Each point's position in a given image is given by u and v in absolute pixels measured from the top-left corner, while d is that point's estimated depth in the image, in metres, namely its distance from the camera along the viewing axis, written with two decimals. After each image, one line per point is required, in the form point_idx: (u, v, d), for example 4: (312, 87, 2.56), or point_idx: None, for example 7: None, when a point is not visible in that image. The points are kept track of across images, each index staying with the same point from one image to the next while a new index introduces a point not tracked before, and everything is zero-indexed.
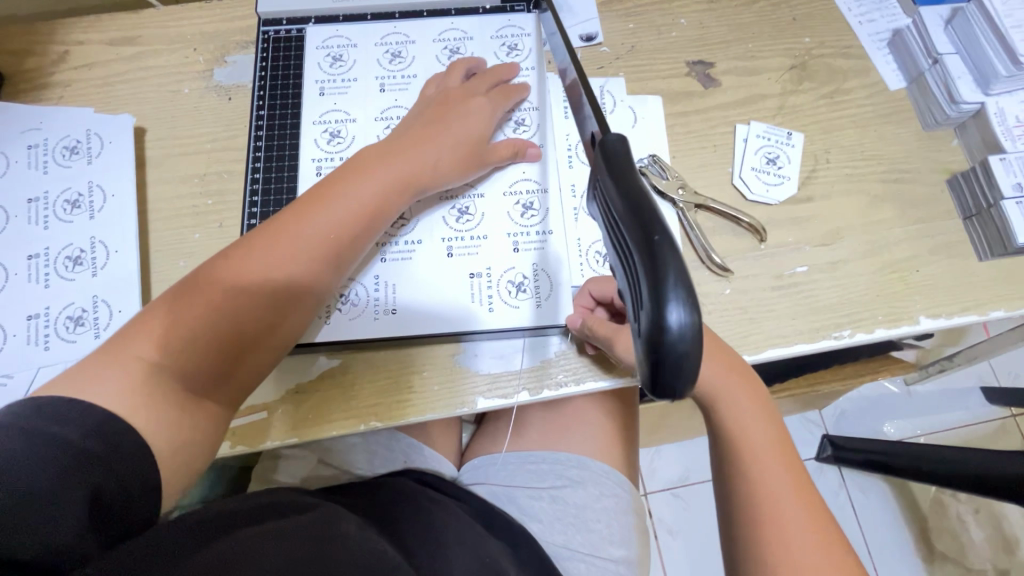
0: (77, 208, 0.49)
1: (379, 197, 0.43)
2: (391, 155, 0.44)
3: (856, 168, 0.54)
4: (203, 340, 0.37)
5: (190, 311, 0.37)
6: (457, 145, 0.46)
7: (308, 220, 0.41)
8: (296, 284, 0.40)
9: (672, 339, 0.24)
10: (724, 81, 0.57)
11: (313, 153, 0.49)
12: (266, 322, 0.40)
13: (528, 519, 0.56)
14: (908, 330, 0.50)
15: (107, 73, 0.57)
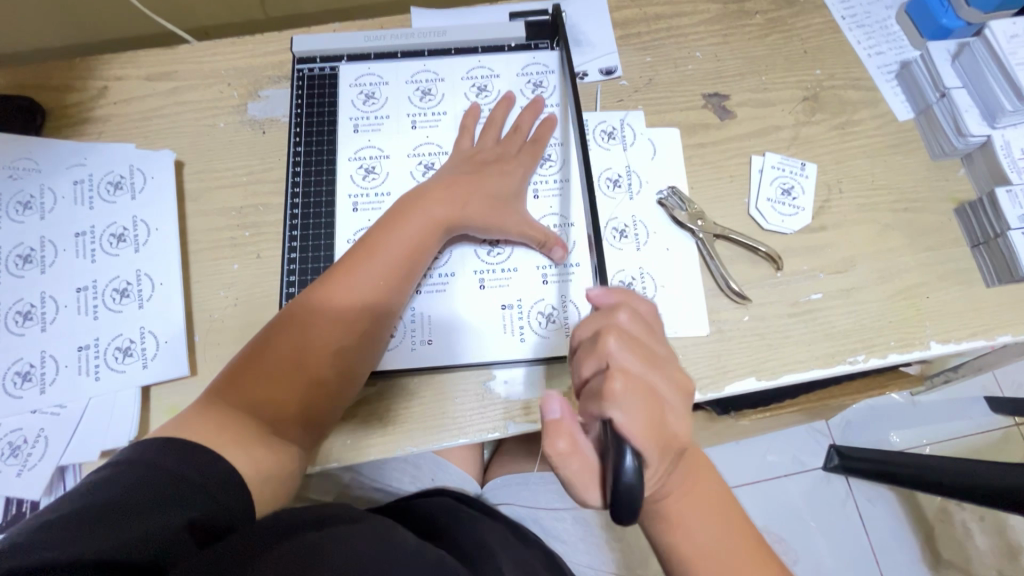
0: (123, 241, 0.52)
1: (420, 245, 0.46)
2: (431, 210, 0.47)
3: (867, 197, 0.57)
4: (274, 390, 0.42)
5: (262, 365, 0.42)
6: (490, 193, 0.49)
7: (359, 277, 0.44)
8: (351, 338, 0.44)
9: (626, 485, 0.30)
10: (739, 113, 0.60)
11: (349, 188, 0.52)
12: (326, 367, 0.43)
13: (551, 539, 0.60)
14: (919, 355, 0.52)
15: (145, 108, 0.59)
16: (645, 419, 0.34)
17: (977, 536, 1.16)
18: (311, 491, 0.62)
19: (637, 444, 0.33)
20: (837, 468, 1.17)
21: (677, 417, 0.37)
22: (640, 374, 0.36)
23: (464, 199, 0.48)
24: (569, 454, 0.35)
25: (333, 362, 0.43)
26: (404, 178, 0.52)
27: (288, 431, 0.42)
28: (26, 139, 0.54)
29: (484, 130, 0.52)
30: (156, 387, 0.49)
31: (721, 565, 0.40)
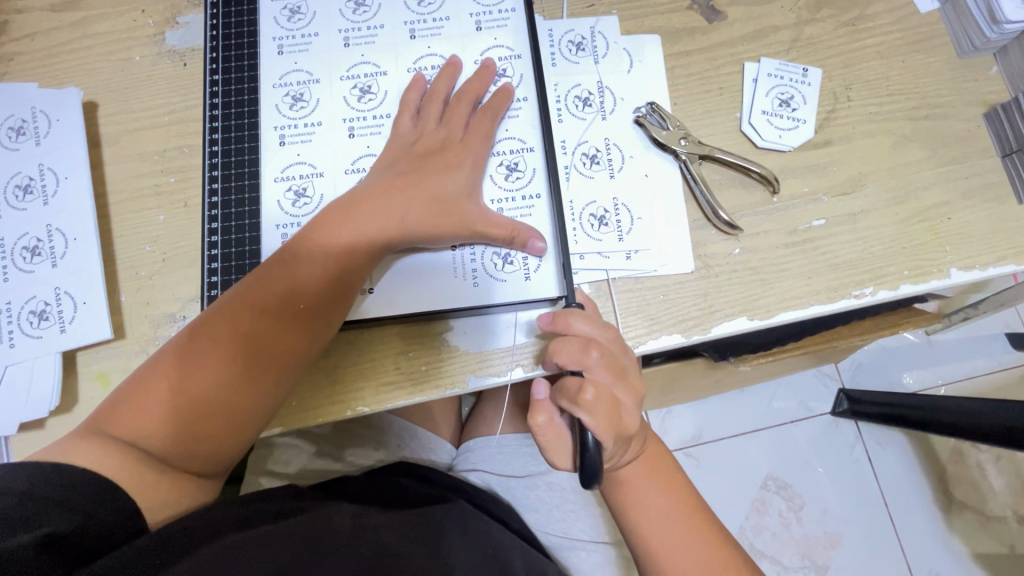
0: (30, 193, 0.46)
1: (347, 271, 0.40)
2: (362, 209, 0.40)
3: (881, 106, 0.49)
4: (177, 434, 0.37)
5: (161, 401, 0.37)
6: (431, 197, 0.41)
7: (279, 292, 0.39)
8: (265, 368, 0.39)
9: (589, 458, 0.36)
10: (730, 14, 0.51)
11: (274, 120, 0.45)
12: (241, 406, 0.39)
13: (523, 508, 0.56)
14: (936, 284, 0.45)
15: (51, 43, 0.52)
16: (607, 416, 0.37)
17: (992, 477, 1.12)
18: (272, 462, 0.58)
19: (601, 437, 0.37)
20: (846, 413, 1.12)
21: (630, 415, 0.39)
22: (605, 386, 0.38)
23: (402, 199, 0.41)
24: (547, 425, 0.39)
25: (242, 394, 0.39)
26: (336, 105, 0.45)
27: (189, 463, 0.38)
28: None
29: (435, 89, 0.44)
30: (80, 353, 0.44)
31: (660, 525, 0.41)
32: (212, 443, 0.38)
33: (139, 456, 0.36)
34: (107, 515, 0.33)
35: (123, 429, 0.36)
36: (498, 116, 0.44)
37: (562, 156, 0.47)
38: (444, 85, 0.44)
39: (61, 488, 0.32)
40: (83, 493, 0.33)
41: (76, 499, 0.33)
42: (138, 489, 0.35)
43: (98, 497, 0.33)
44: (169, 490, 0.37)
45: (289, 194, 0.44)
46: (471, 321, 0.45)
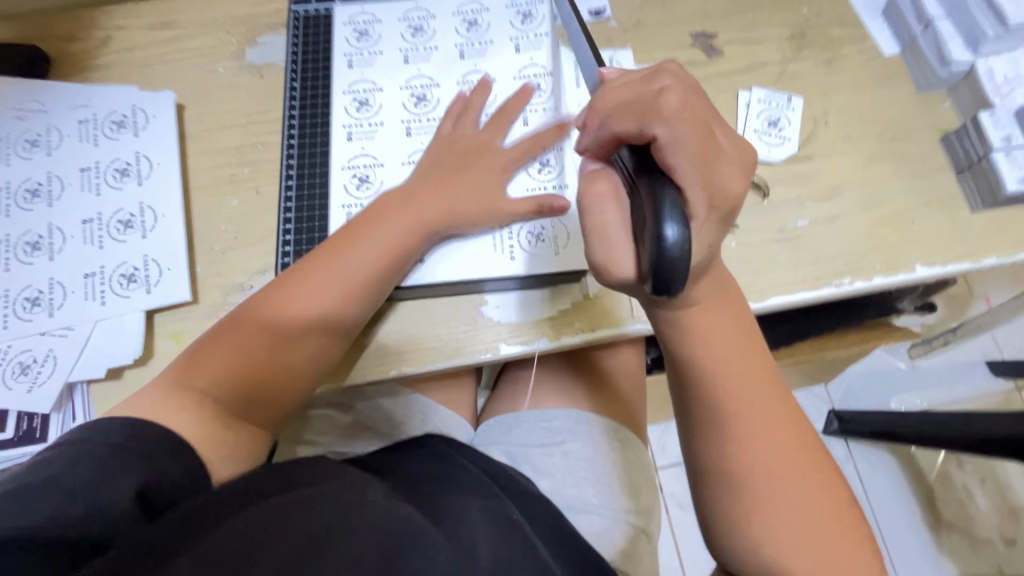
0: (127, 176, 0.53)
1: (395, 244, 0.47)
2: (410, 203, 0.48)
3: (854, 129, 0.57)
4: (243, 377, 0.44)
5: (233, 350, 0.44)
6: (467, 189, 0.49)
7: (338, 268, 0.46)
8: (322, 331, 0.46)
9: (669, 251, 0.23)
10: (726, 51, 0.60)
11: (343, 118, 0.53)
12: (298, 357, 0.46)
13: (541, 475, 0.60)
14: (904, 277, 0.53)
15: (147, 56, 0.61)
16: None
17: (978, 498, 1.16)
18: (308, 432, 0.65)
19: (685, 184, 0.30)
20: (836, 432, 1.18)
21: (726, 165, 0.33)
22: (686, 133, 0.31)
23: (443, 194, 0.49)
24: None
25: (303, 352, 0.46)
26: (396, 109, 0.54)
27: (255, 411, 0.45)
28: (32, 83, 0.56)
29: (473, 102, 0.53)
30: (160, 313, 0.50)
31: (755, 435, 0.41)
32: (272, 389, 0.45)
33: (216, 403, 0.43)
34: (177, 473, 0.38)
35: (202, 380, 0.43)
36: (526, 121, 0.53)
37: None
38: (480, 98, 0.53)
39: (139, 445, 0.37)
40: (158, 452, 0.38)
41: (153, 457, 0.37)
42: (215, 437, 0.41)
43: (169, 455, 0.38)
44: (237, 438, 0.43)
45: (353, 180, 0.51)
46: (504, 296, 0.52)
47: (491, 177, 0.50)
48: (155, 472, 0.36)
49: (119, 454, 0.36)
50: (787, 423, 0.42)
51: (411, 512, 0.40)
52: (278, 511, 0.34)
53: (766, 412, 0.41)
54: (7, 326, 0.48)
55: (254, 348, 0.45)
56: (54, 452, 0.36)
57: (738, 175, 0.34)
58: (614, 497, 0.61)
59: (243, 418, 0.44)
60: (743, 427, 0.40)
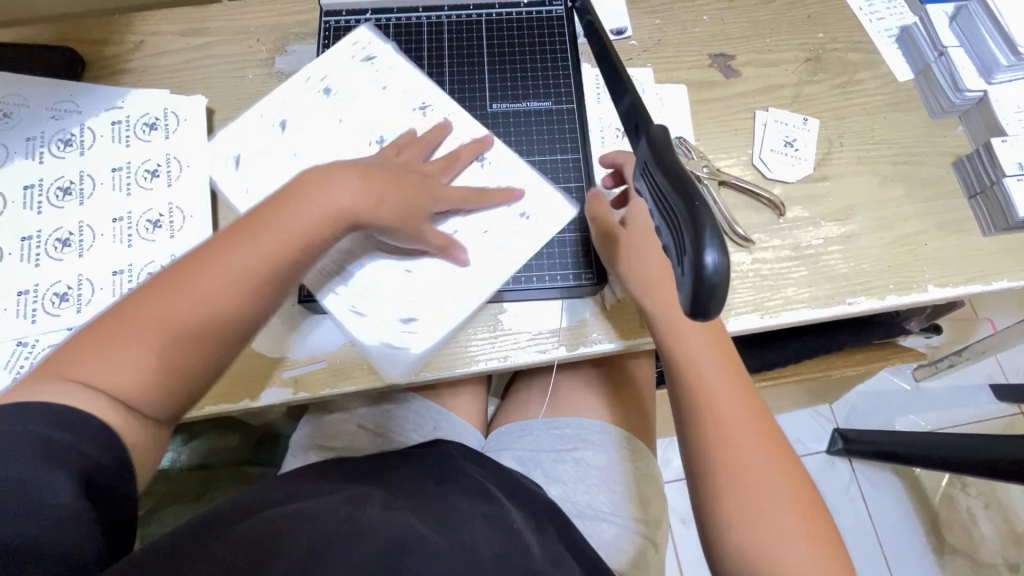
0: (157, 176, 0.54)
1: (337, 221, 0.43)
2: (335, 183, 0.43)
3: (868, 152, 0.59)
4: (148, 364, 0.37)
5: (139, 330, 0.37)
6: (407, 174, 0.47)
7: (238, 252, 0.40)
8: (222, 323, 0.39)
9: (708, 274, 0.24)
10: (744, 72, 0.62)
11: (357, 127, 0.55)
12: (214, 342, 0.39)
13: (552, 481, 0.61)
14: (917, 298, 0.54)
15: (178, 61, 0.62)
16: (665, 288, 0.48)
17: (981, 522, 1.16)
18: (319, 437, 0.66)
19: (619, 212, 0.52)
20: (841, 451, 1.18)
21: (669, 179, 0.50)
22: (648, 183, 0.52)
23: (370, 172, 0.45)
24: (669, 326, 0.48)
25: (199, 345, 0.39)
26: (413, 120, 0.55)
27: (145, 422, 0.38)
28: (67, 83, 0.57)
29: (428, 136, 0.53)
30: None
31: (733, 418, 0.46)
32: (180, 382, 0.39)
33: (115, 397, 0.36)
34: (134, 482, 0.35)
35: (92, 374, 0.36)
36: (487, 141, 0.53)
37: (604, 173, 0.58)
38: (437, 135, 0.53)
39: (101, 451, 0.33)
40: (117, 459, 0.34)
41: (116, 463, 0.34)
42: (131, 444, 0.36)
43: (126, 470, 0.35)
44: (140, 443, 0.37)
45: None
46: (521, 304, 0.53)
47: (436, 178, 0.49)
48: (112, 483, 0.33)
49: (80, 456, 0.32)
50: (768, 432, 0.46)
51: (414, 523, 0.42)
52: (271, 536, 0.36)
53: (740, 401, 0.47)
54: (36, 320, 0.49)
55: (162, 329, 0.38)
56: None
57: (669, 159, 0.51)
58: (623, 504, 0.61)
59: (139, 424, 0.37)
60: (720, 411, 0.46)
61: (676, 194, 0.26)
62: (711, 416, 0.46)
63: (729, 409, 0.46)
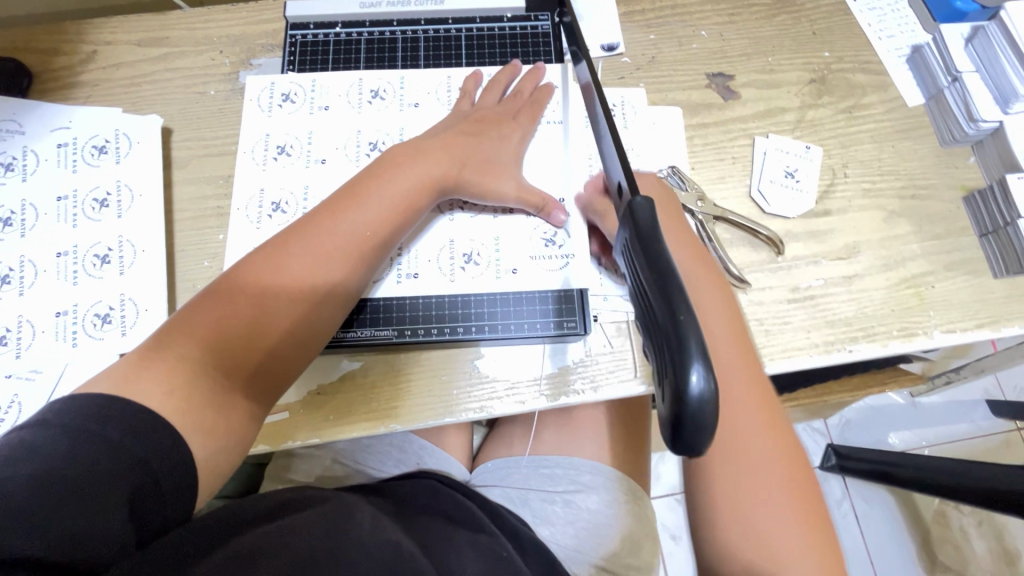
0: (106, 207, 0.50)
1: (409, 200, 0.46)
2: (423, 159, 0.47)
3: (874, 184, 0.55)
4: (237, 339, 0.40)
5: (230, 308, 0.40)
6: (486, 155, 0.49)
7: (337, 226, 0.43)
8: (330, 287, 0.43)
9: (693, 407, 0.21)
10: (743, 94, 0.58)
11: (341, 127, 0.52)
12: (300, 314, 0.42)
13: (540, 521, 0.57)
14: (922, 345, 0.50)
15: (133, 74, 0.57)
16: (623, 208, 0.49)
17: (975, 541, 1.13)
18: (291, 471, 0.63)
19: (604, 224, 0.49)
20: (834, 468, 1.15)
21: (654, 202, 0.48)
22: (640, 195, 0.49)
23: (447, 155, 0.48)
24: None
25: (308, 310, 0.42)
26: (395, 117, 0.53)
27: (246, 386, 0.40)
28: (9, 100, 0.53)
29: (521, 87, 0.53)
30: None
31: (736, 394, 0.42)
32: (265, 358, 0.41)
33: (198, 371, 0.38)
34: (170, 486, 0.34)
35: (187, 352, 0.39)
36: (541, 105, 0.53)
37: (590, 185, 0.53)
38: (530, 83, 0.54)
39: (141, 448, 0.33)
40: (157, 454, 0.34)
41: (151, 463, 0.33)
42: (203, 433, 0.37)
43: (170, 465, 0.34)
44: (220, 426, 0.38)
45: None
46: (502, 349, 0.49)
47: (509, 143, 0.51)
48: (151, 481, 0.33)
49: (111, 458, 0.32)
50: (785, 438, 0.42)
51: (402, 542, 0.41)
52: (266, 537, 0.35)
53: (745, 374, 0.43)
54: None
55: (248, 308, 0.40)
56: (32, 432, 0.32)
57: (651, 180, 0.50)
58: (618, 549, 0.57)
59: (230, 398, 0.39)
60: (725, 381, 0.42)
61: (657, 298, 0.23)
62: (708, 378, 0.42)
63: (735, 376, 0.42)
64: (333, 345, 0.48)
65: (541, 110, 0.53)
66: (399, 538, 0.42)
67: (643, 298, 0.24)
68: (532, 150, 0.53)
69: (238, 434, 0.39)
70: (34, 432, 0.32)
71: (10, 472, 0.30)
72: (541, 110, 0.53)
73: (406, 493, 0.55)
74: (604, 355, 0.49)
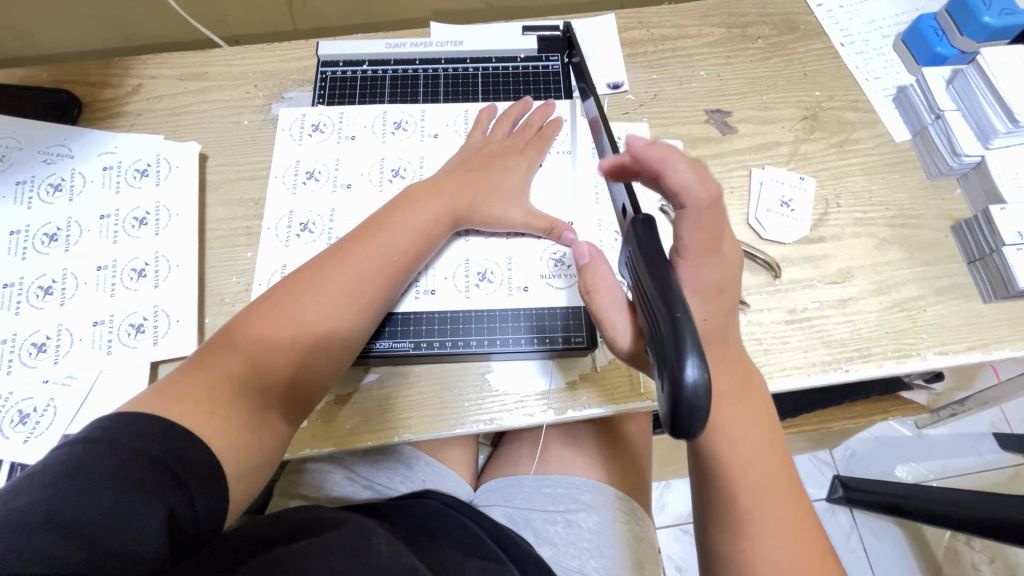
0: (145, 225, 0.54)
1: (428, 229, 0.49)
2: (441, 192, 0.51)
3: (865, 213, 0.58)
4: (272, 356, 0.43)
5: (265, 328, 0.43)
6: (499, 186, 0.53)
7: (369, 250, 0.47)
8: (360, 305, 0.46)
9: (688, 393, 0.25)
10: (740, 129, 0.62)
11: (365, 155, 0.56)
12: (328, 333, 0.45)
13: (542, 542, 0.57)
14: (916, 366, 0.52)
15: (175, 105, 0.62)
16: (711, 228, 0.34)
17: None
18: (301, 486, 0.63)
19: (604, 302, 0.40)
20: (841, 500, 1.13)
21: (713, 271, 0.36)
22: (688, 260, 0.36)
23: (465, 188, 0.51)
24: (601, 286, 0.40)
25: (343, 325, 0.45)
26: (415, 146, 0.57)
27: (282, 398, 0.43)
28: (61, 127, 0.57)
29: (531, 120, 0.57)
30: (164, 364, 0.50)
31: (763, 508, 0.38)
32: (296, 372, 0.43)
33: (235, 388, 0.41)
34: (203, 507, 0.36)
35: (227, 369, 0.42)
36: (550, 137, 0.57)
37: (597, 211, 0.56)
38: (539, 117, 0.58)
39: (180, 467, 0.36)
40: (194, 474, 0.36)
41: (187, 483, 0.35)
42: (237, 446, 0.39)
43: (204, 484, 0.36)
44: (255, 440, 0.41)
45: (368, 213, 0.54)
46: (510, 364, 0.52)
47: (521, 174, 0.54)
48: (187, 501, 0.35)
49: (153, 476, 0.34)
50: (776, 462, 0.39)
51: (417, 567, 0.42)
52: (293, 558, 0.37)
53: (784, 495, 0.38)
54: (11, 372, 0.48)
55: (281, 327, 0.43)
56: (77, 446, 0.35)
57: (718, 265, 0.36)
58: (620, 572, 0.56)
59: (263, 413, 0.42)
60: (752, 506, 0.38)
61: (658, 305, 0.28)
62: (745, 533, 0.38)
63: (771, 515, 0.38)
64: (360, 357, 0.51)
65: (549, 142, 0.57)
66: (414, 561, 0.44)
67: (651, 308, 0.29)
68: (541, 178, 0.57)
69: (270, 449, 0.42)
70: (78, 446, 0.34)
71: (60, 490, 0.32)
72: (550, 141, 0.57)
73: (415, 517, 0.56)
74: (610, 369, 0.51)
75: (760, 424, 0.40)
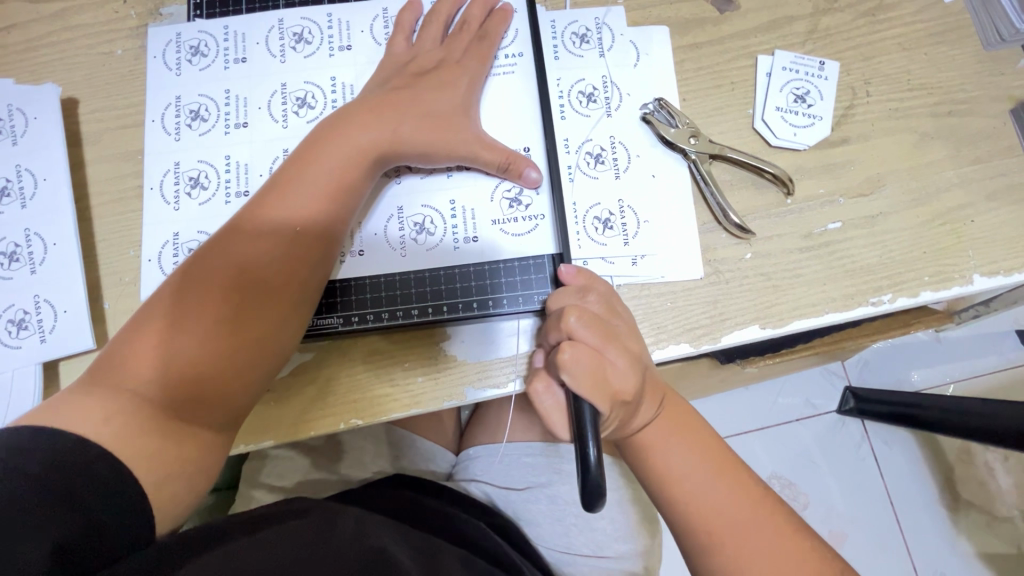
0: (7, 196, 0.44)
1: (350, 174, 0.39)
2: (358, 124, 0.40)
3: (902, 102, 0.46)
4: (172, 364, 0.34)
5: (159, 331, 0.35)
6: (437, 106, 0.41)
7: (274, 217, 0.37)
8: (280, 284, 0.37)
9: (589, 485, 0.31)
10: (744, 3, 0.48)
11: (262, 82, 0.45)
12: (244, 327, 0.36)
13: (525, 521, 0.54)
14: (958, 292, 0.43)
15: (28, 37, 0.48)
16: (592, 368, 0.35)
17: (1001, 476, 0.98)
18: (263, 475, 0.56)
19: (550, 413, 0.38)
20: (852, 412, 0.99)
21: (620, 374, 0.36)
22: (593, 347, 0.36)
23: (392, 114, 0.40)
24: (546, 394, 0.38)
25: (263, 313, 0.37)
26: (324, 65, 0.45)
27: (201, 406, 0.35)
28: None
29: (468, 15, 0.44)
30: (63, 362, 0.42)
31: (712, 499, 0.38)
32: (207, 378, 0.35)
33: (133, 405, 0.33)
34: (108, 518, 0.29)
35: (119, 387, 0.34)
36: (495, 34, 0.44)
37: (561, 128, 0.46)
38: (479, 9, 0.45)
39: (68, 478, 0.29)
40: (88, 484, 0.29)
41: (77, 494, 0.29)
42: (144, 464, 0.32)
43: (101, 492, 0.30)
44: (170, 453, 0.33)
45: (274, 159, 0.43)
46: (468, 333, 0.43)
47: (464, 87, 0.43)
48: (80, 514, 0.28)
49: (30, 492, 0.27)
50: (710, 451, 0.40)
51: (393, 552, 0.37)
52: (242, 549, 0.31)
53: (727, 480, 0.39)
54: None
55: (180, 327, 0.35)
56: None
57: (625, 375, 0.36)
58: (614, 543, 0.53)
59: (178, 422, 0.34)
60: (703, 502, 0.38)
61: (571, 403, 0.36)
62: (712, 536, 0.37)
63: (719, 502, 0.38)
64: None
65: (496, 41, 0.45)
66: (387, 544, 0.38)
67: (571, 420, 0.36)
68: (489, 91, 0.45)
69: (194, 453, 0.35)
70: None
71: None
72: (496, 40, 0.45)
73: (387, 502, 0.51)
74: None
75: (715, 461, 0.39)
